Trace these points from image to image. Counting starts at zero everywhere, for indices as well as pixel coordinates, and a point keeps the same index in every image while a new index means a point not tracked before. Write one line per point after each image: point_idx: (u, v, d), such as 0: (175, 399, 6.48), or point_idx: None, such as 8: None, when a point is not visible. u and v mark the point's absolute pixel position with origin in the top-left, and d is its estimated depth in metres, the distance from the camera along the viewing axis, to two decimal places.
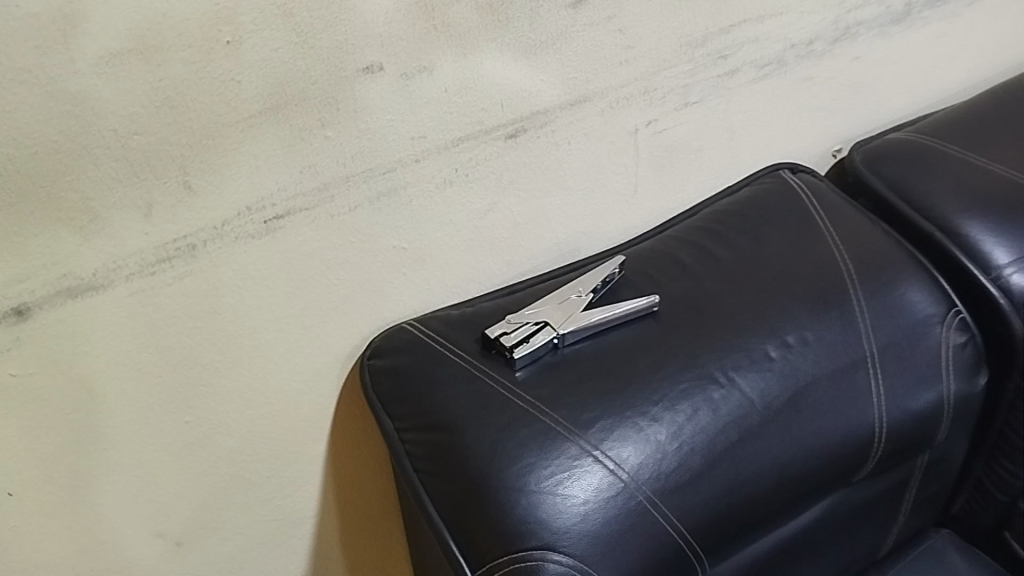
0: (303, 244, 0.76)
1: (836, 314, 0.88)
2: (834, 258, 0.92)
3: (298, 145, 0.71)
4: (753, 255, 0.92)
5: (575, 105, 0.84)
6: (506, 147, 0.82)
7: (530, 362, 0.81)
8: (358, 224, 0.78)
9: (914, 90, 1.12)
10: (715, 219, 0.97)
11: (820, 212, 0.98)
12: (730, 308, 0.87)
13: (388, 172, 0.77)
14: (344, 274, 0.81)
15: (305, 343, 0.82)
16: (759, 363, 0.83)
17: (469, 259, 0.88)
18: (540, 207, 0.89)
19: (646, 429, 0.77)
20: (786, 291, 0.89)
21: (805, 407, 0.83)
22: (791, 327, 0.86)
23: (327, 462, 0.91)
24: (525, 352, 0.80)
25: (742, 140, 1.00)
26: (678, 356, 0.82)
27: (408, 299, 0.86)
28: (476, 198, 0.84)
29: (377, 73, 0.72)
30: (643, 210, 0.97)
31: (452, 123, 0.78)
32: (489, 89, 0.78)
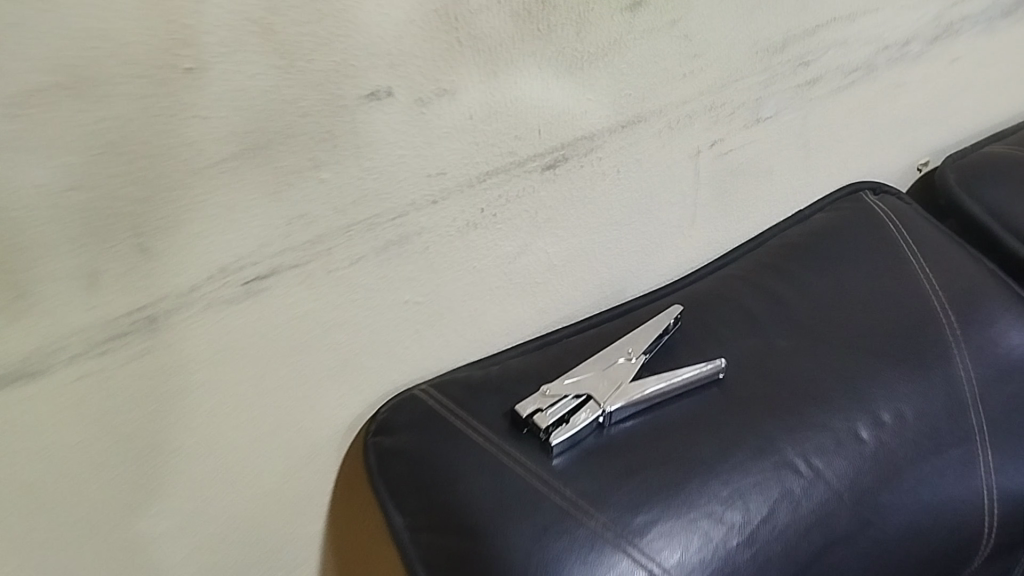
0: (293, 307, 0.62)
1: (937, 379, 0.74)
2: (932, 307, 0.78)
3: (284, 192, 0.56)
4: (836, 303, 0.77)
5: (628, 127, 0.69)
6: (542, 180, 0.67)
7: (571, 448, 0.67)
8: (361, 277, 0.63)
9: (1010, 93, 0.97)
10: (785, 253, 0.82)
11: (910, 245, 0.83)
12: (812, 374, 0.72)
13: (399, 217, 0.62)
14: (344, 337, 0.66)
15: (299, 416, 0.68)
16: (848, 444, 0.69)
17: (496, 310, 0.73)
18: (580, 246, 0.74)
19: (713, 534, 0.63)
20: (877, 352, 0.74)
21: (902, 499, 0.69)
22: (887, 399, 0.71)
23: (324, 546, 0.77)
24: (563, 436, 0.66)
25: (817, 159, 0.84)
26: (749, 438, 0.68)
27: (422, 359, 0.71)
28: (506, 240, 0.69)
29: (384, 100, 0.56)
30: (699, 244, 0.82)
31: (478, 156, 0.63)
32: (524, 113, 0.63)
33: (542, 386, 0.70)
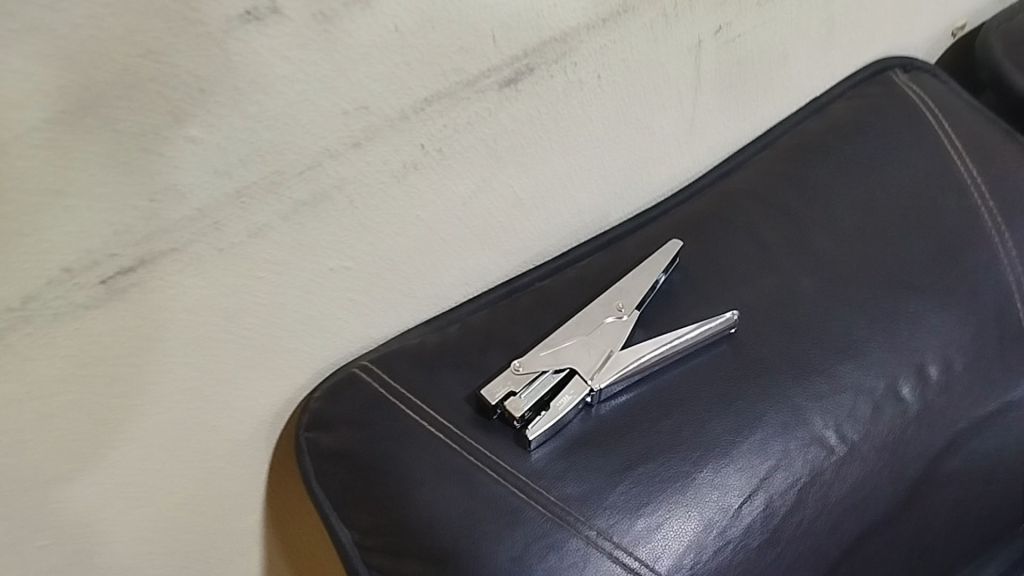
0: (180, 298, 0.47)
1: (989, 313, 0.61)
2: (980, 218, 0.64)
3: (137, 160, 0.40)
4: (867, 221, 0.63)
5: (614, 20, 0.54)
6: (501, 100, 0.52)
7: (552, 438, 0.54)
8: (269, 248, 0.48)
9: None
10: (802, 154, 0.67)
11: (953, 138, 0.67)
12: (843, 319, 0.59)
13: (310, 170, 0.46)
14: (256, 321, 0.51)
15: (212, 416, 0.54)
16: (887, 406, 0.57)
17: (452, 262, 0.58)
18: (552, 173, 0.59)
19: (727, 532, 0.52)
20: (919, 285, 0.60)
21: (942, 463, 0.58)
22: (932, 345, 0.58)
23: (265, 557, 0.65)
24: (543, 428, 0.53)
25: (840, 35, 0.69)
26: (770, 408, 0.55)
27: (363, 329, 0.57)
28: (458, 177, 0.53)
29: (268, 19, 0.40)
30: (697, 152, 0.66)
31: (413, 79, 0.47)
32: (470, 16, 0.47)
33: (514, 359, 0.56)
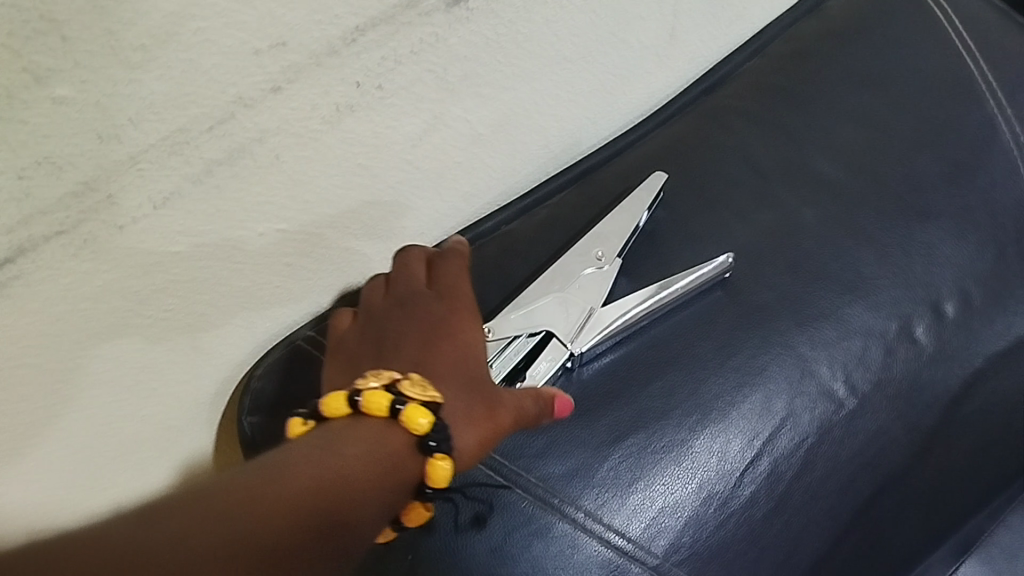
0: (78, 288, 0.39)
1: (1009, 237, 0.55)
2: (997, 129, 0.57)
3: None
4: (871, 139, 0.56)
5: None
6: (450, 22, 0.43)
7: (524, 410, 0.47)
8: (181, 220, 0.40)
9: None
10: (796, 63, 0.59)
11: (963, 36, 0.60)
12: (848, 253, 0.52)
13: (220, 123, 0.38)
14: (179, 301, 0.43)
15: (140, 406, 0.46)
16: (900, 349, 0.51)
17: (404, 212, 0.50)
18: (515, 102, 0.50)
19: (729, 502, 0.46)
20: (932, 208, 0.54)
21: (959, 406, 0.53)
22: (948, 276, 0.52)
23: None
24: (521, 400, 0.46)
25: None
26: (772, 360, 0.49)
27: (306, 295, 0.50)
28: (405, 116, 0.45)
29: None
30: (677, 66, 0.58)
31: (339, 5, 0.38)
32: None
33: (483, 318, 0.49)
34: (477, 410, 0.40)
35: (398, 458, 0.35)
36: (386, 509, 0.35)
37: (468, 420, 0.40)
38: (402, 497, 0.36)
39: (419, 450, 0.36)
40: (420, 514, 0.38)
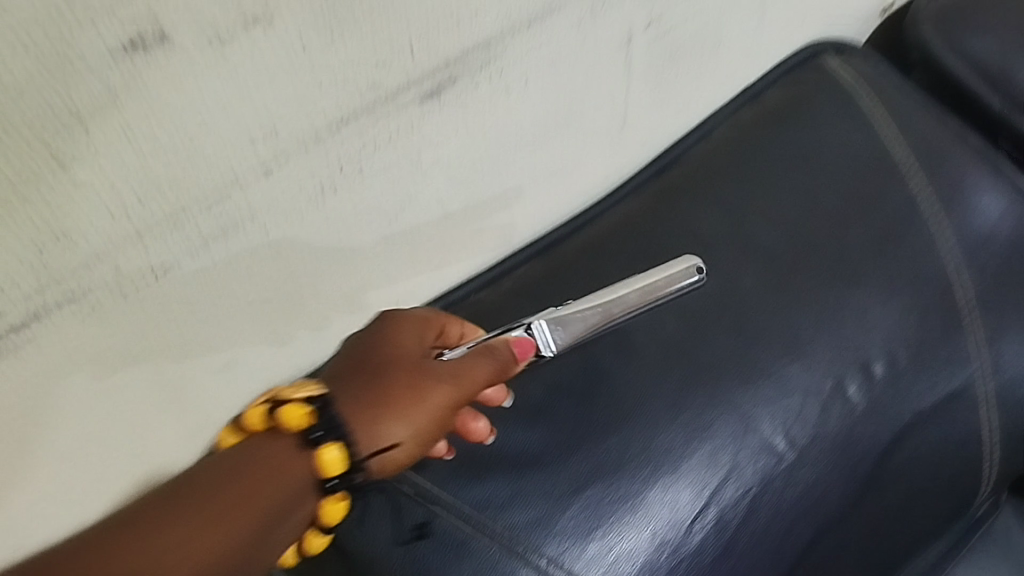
0: (86, 351, 0.42)
1: (931, 302, 0.60)
2: (917, 206, 0.63)
3: (19, 211, 0.35)
4: (803, 216, 0.62)
5: (537, 23, 0.49)
6: (423, 113, 0.48)
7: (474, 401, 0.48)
8: (182, 289, 0.44)
9: None
10: (737, 147, 0.65)
11: (884, 123, 0.66)
12: (787, 317, 0.57)
13: (217, 202, 0.42)
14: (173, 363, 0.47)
15: (135, 458, 0.50)
16: (834, 406, 0.56)
17: (379, 282, 0.55)
18: (481, 182, 0.55)
19: (681, 546, 0.50)
20: (861, 278, 0.59)
21: (891, 459, 0.58)
22: (877, 339, 0.58)
23: None
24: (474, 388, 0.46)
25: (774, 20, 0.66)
26: (719, 417, 0.53)
27: (290, 357, 0.54)
28: (380, 196, 0.50)
29: (157, 49, 0.35)
30: (631, 149, 0.64)
31: (324, 100, 0.43)
32: (387, 28, 0.42)
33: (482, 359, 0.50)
34: (385, 402, 0.44)
35: (276, 464, 0.42)
36: (295, 497, 0.42)
37: (377, 414, 0.44)
38: (300, 493, 0.42)
39: (301, 447, 0.43)
40: (335, 510, 0.44)
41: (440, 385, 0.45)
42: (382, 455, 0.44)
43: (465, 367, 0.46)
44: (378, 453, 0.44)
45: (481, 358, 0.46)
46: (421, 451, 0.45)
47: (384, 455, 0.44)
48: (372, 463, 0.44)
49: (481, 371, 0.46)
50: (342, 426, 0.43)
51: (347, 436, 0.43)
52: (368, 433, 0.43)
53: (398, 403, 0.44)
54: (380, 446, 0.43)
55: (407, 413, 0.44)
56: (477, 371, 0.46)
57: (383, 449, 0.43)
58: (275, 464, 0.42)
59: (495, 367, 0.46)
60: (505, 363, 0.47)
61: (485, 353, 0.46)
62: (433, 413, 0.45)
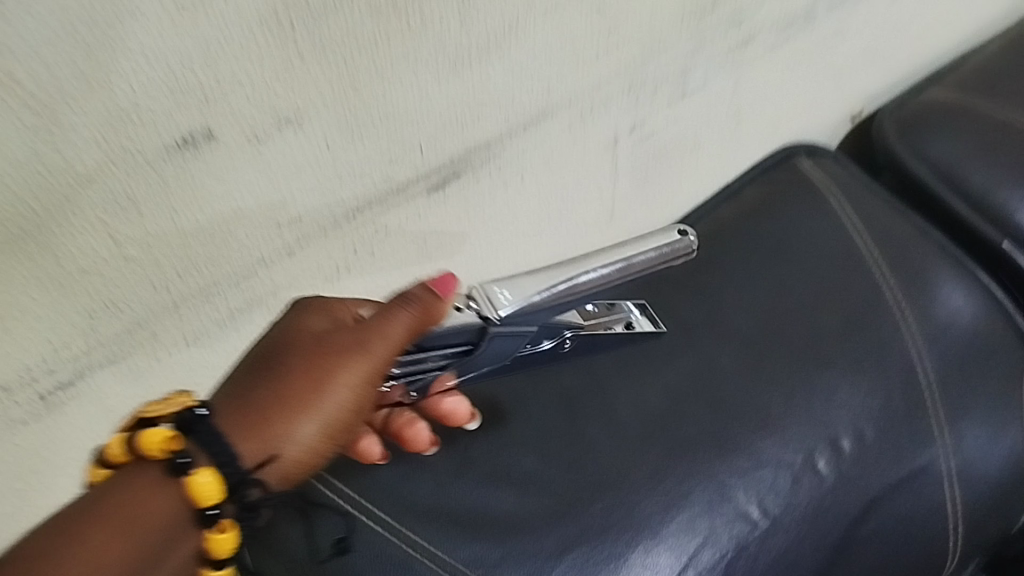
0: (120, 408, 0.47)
1: (897, 384, 0.64)
2: (882, 295, 0.68)
3: (76, 281, 0.41)
4: (776, 301, 0.67)
5: (532, 126, 0.55)
6: (429, 204, 0.54)
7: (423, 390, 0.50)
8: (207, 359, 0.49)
9: (950, 31, 0.86)
10: (715, 238, 0.71)
11: (851, 219, 0.72)
12: (760, 395, 0.62)
13: (244, 279, 0.48)
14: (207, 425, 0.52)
15: None
16: (805, 479, 0.60)
17: None
18: (481, 266, 0.61)
19: None
20: (831, 360, 0.64)
21: (862, 532, 0.61)
22: (845, 418, 0.62)
23: None
24: (411, 365, 0.48)
25: (749, 126, 0.72)
26: (697, 486, 0.58)
27: None
28: (389, 276, 0.56)
29: (203, 146, 0.41)
30: (618, 239, 0.70)
31: (343, 192, 0.49)
32: (400, 129, 0.48)
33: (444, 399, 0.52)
34: (283, 401, 0.41)
35: (135, 498, 0.37)
36: (162, 534, 0.37)
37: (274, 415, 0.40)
38: (174, 531, 0.38)
39: (164, 475, 0.38)
40: (223, 543, 0.38)
41: (335, 365, 0.42)
42: (285, 457, 0.41)
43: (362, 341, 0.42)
44: (278, 452, 0.41)
45: (382, 332, 0.42)
46: (337, 439, 0.43)
47: (288, 456, 0.41)
48: (275, 466, 0.41)
49: (382, 340, 0.42)
50: (215, 445, 0.39)
51: (220, 451, 0.39)
52: (261, 441, 0.41)
53: (293, 397, 0.41)
54: (280, 449, 0.41)
55: (303, 407, 0.41)
56: (379, 343, 0.42)
57: (284, 450, 0.41)
58: (134, 497, 0.37)
59: (397, 330, 0.42)
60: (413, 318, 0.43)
61: (383, 322, 0.42)
62: (336, 401, 0.42)
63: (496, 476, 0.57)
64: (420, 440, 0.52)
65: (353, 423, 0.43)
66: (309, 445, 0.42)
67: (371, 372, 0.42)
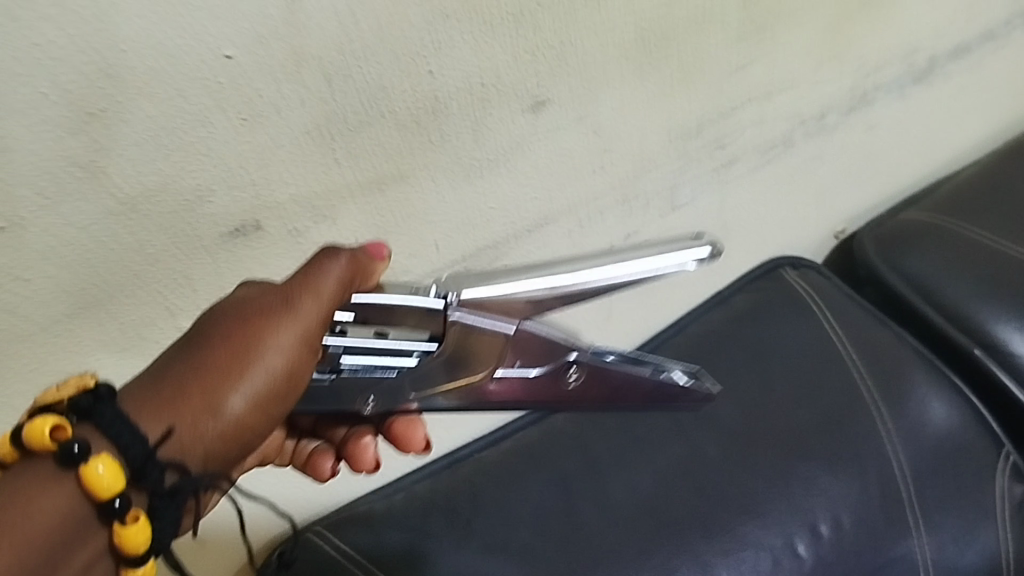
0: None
1: (872, 476, 0.70)
2: (859, 393, 0.74)
3: (136, 346, 0.47)
4: (760, 397, 0.72)
5: (535, 231, 0.62)
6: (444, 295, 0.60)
7: (385, 410, 0.43)
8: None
9: (928, 160, 0.93)
10: (707, 340, 0.77)
11: (832, 324, 0.79)
12: (744, 483, 0.67)
13: None
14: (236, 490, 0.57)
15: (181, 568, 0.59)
16: (784, 561, 0.65)
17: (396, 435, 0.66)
18: None
19: None
20: (810, 453, 0.69)
21: None
22: (823, 505, 0.68)
23: None
24: (360, 359, 0.41)
25: (737, 238, 0.79)
26: (683, 564, 0.63)
27: (318, 494, 0.64)
28: None
29: (251, 234, 0.48)
30: (615, 338, 0.76)
31: None
32: (419, 228, 0.55)
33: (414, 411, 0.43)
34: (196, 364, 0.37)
35: (30, 491, 0.32)
36: (62, 529, 0.32)
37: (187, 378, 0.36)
38: (74, 529, 0.33)
39: (57, 469, 0.33)
40: (135, 537, 0.33)
41: (264, 327, 0.38)
42: (208, 434, 0.36)
43: (291, 299, 0.39)
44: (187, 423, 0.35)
45: (314, 287, 0.39)
46: (268, 412, 0.38)
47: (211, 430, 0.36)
48: (187, 440, 0.36)
49: (314, 295, 0.39)
50: (118, 425, 0.34)
51: (122, 440, 0.33)
52: (180, 417, 0.35)
53: (209, 367, 0.37)
54: (202, 424, 0.36)
55: (229, 377, 0.37)
56: (311, 298, 0.39)
57: (207, 424, 0.36)
58: (29, 486, 0.32)
59: (331, 285, 0.39)
60: (346, 270, 0.40)
61: (314, 276, 0.39)
62: (267, 367, 0.37)
63: (496, 548, 0.62)
64: (366, 459, 0.47)
65: (285, 396, 0.39)
66: (237, 418, 0.37)
67: (303, 333, 0.39)
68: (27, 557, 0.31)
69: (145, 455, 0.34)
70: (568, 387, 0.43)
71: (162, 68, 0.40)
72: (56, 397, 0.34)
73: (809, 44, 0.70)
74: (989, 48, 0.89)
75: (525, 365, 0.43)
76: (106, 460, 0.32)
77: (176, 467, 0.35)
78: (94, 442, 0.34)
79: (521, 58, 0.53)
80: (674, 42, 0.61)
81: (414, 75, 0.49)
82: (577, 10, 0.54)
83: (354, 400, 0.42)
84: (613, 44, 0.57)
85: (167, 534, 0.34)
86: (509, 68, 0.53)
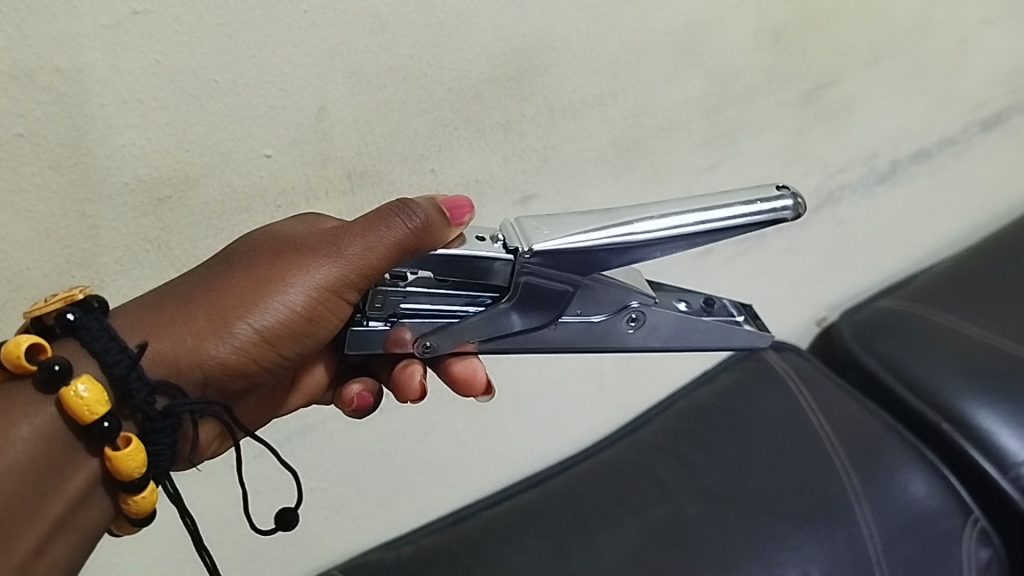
0: (213, 510, 0.61)
1: (842, 537, 0.76)
2: (832, 461, 0.80)
3: None
4: (739, 464, 0.79)
5: None
6: None
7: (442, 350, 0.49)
8: (278, 477, 0.64)
9: (899, 254, 1.02)
10: (692, 415, 0.84)
11: (810, 397, 0.85)
12: (724, 540, 0.74)
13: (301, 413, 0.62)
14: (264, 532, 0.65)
15: None
16: None
17: (406, 491, 0.73)
18: (488, 423, 0.76)
19: None
20: (784, 514, 0.76)
21: None
22: (794, 561, 0.74)
23: None
24: (420, 306, 0.47)
25: None
26: None
27: (337, 541, 0.72)
28: (415, 422, 0.70)
29: None
30: (607, 410, 0.85)
31: None
32: None
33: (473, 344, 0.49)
34: (225, 287, 0.43)
35: (21, 418, 0.38)
36: (52, 452, 0.38)
37: (209, 298, 0.43)
38: (64, 452, 0.39)
39: (41, 393, 0.38)
40: (126, 460, 0.39)
41: (301, 269, 0.44)
42: (211, 355, 0.43)
43: (336, 247, 0.44)
44: (193, 343, 0.42)
45: (365, 239, 0.44)
46: (277, 344, 0.44)
47: (216, 349, 0.43)
48: (194, 358, 0.42)
49: (362, 247, 0.43)
50: (101, 340, 0.39)
51: (105, 359, 0.39)
52: (189, 335, 0.42)
53: (235, 292, 0.43)
54: (209, 343, 0.43)
55: (246, 306, 0.43)
56: (357, 248, 0.44)
57: (213, 345, 0.43)
58: (13, 411, 0.38)
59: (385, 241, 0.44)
60: (408, 233, 0.43)
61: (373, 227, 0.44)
62: (286, 303, 0.43)
63: None
64: (413, 387, 0.51)
65: (302, 332, 0.45)
66: (243, 344, 0.43)
67: (337, 278, 0.44)
68: (23, 478, 0.37)
69: (127, 372, 0.39)
70: (626, 330, 0.52)
71: (216, 164, 0.51)
72: (43, 309, 0.39)
73: (772, 150, 0.80)
74: (947, 155, 0.99)
75: (586, 310, 0.51)
76: (85, 381, 0.38)
77: (168, 384, 0.41)
78: (76, 363, 0.40)
79: (510, 159, 0.64)
80: (645, 147, 0.71)
81: (419, 173, 0.60)
82: (557, 121, 0.65)
83: (413, 343, 0.48)
84: (591, 149, 0.68)
85: (156, 453, 0.40)
86: (500, 167, 0.64)
